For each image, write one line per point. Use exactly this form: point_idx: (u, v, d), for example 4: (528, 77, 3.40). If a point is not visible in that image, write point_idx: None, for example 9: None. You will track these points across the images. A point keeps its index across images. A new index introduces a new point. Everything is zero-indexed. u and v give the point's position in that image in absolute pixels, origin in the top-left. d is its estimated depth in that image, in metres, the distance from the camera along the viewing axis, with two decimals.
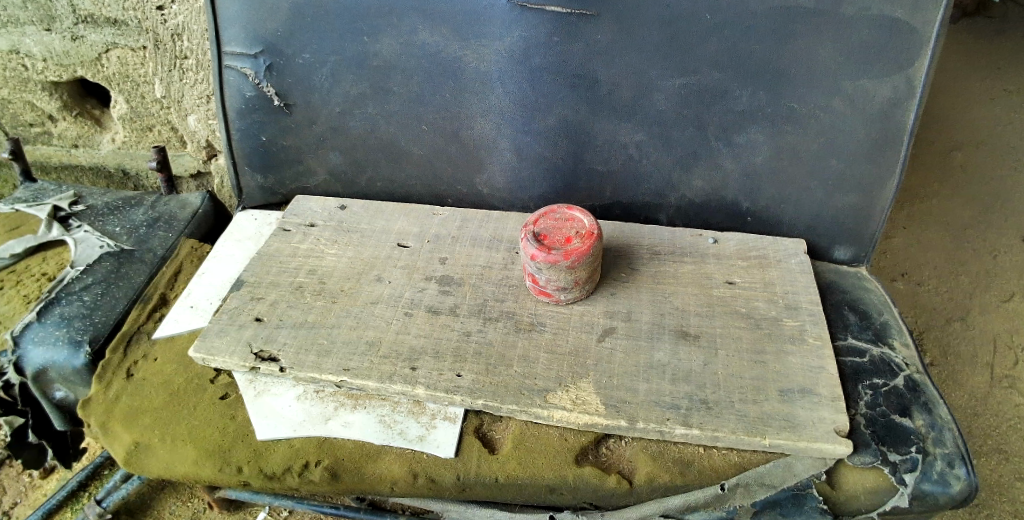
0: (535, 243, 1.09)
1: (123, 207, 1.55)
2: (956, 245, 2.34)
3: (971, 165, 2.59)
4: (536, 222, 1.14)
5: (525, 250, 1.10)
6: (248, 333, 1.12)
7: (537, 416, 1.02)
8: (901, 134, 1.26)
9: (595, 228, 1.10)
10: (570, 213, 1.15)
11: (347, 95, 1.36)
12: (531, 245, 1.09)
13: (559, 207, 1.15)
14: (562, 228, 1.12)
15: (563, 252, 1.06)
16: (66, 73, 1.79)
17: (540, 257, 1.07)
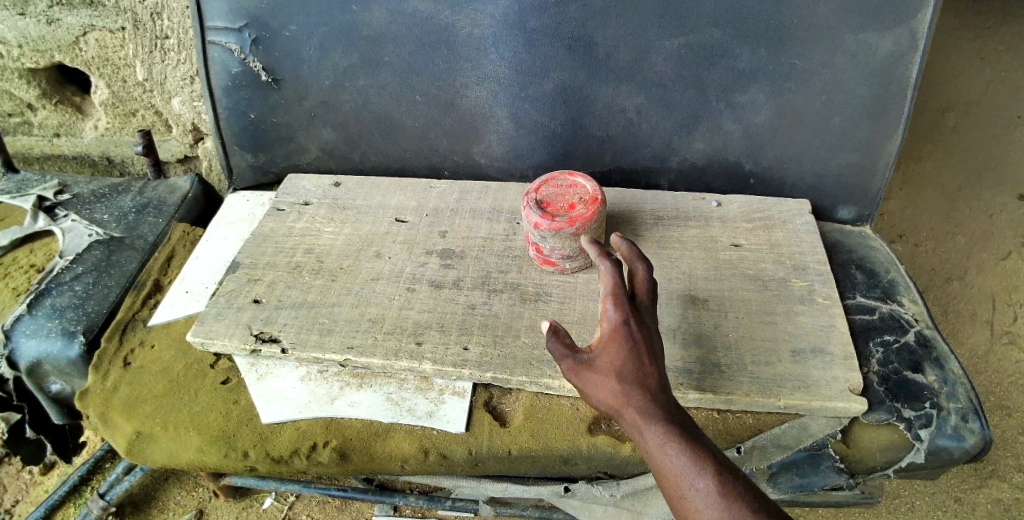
0: (538, 211, 1.06)
1: (110, 194, 1.50)
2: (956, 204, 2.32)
3: None
4: (538, 190, 1.11)
5: (528, 219, 1.07)
6: (247, 316, 1.09)
7: (548, 387, 1.00)
8: (906, 88, 1.23)
9: (599, 194, 1.08)
10: (572, 179, 1.11)
11: (337, 68, 1.32)
12: (534, 213, 1.06)
13: (560, 174, 1.12)
14: (565, 195, 1.09)
15: (568, 219, 1.04)
16: (43, 59, 1.73)
17: (545, 226, 1.04)
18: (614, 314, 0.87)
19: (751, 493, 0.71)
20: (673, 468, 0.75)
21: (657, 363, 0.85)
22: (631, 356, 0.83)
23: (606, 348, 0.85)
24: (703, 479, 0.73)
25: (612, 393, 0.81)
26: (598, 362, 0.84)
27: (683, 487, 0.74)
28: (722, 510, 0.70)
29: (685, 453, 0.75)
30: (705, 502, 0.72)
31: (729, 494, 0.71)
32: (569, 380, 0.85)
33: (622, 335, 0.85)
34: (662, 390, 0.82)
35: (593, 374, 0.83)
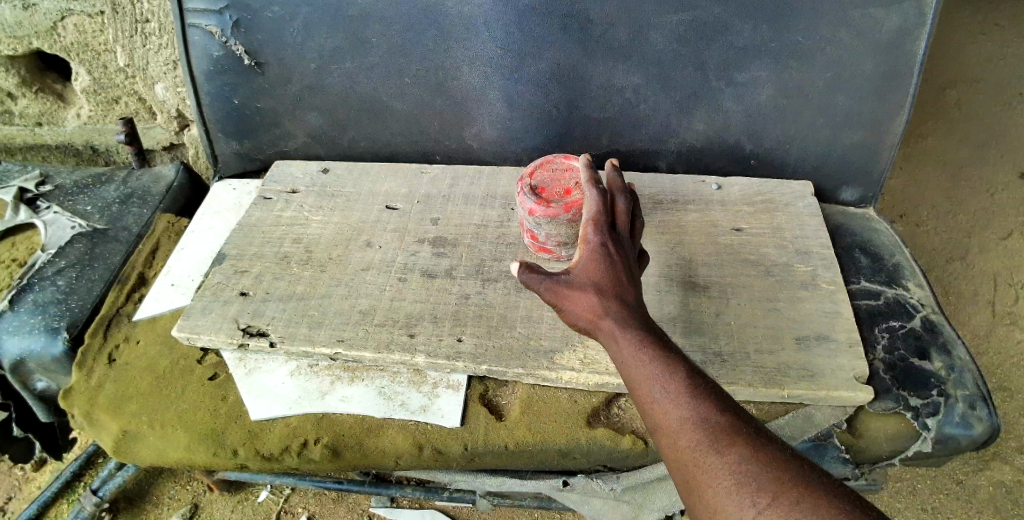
0: (532, 197, 1.02)
1: (93, 185, 1.46)
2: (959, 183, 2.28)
3: None
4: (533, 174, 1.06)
5: (523, 205, 1.03)
6: (234, 309, 1.06)
7: (545, 379, 0.97)
8: (912, 65, 1.19)
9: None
10: (568, 162, 1.07)
11: (323, 51, 1.27)
12: (528, 199, 1.02)
13: (556, 158, 1.08)
14: (561, 179, 1.05)
15: (563, 204, 1.00)
16: (22, 46, 1.67)
17: (539, 212, 1.00)
18: (593, 232, 0.85)
19: (721, 401, 0.71)
20: (645, 376, 0.74)
21: (633, 282, 0.83)
22: (609, 272, 0.82)
23: (583, 264, 0.83)
24: (676, 385, 0.72)
25: (588, 305, 0.80)
26: (575, 277, 0.82)
27: (655, 394, 0.73)
28: (693, 415, 0.70)
29: (658, 362, 0.74)
30: (676, 408, 0.71)
31: (700, 399, 0.71)
32: (544, 295, 0.83)
33: (600, 252, 0.83)
34: (638, 307, 0.81)
35: (570, 289, 0.81)
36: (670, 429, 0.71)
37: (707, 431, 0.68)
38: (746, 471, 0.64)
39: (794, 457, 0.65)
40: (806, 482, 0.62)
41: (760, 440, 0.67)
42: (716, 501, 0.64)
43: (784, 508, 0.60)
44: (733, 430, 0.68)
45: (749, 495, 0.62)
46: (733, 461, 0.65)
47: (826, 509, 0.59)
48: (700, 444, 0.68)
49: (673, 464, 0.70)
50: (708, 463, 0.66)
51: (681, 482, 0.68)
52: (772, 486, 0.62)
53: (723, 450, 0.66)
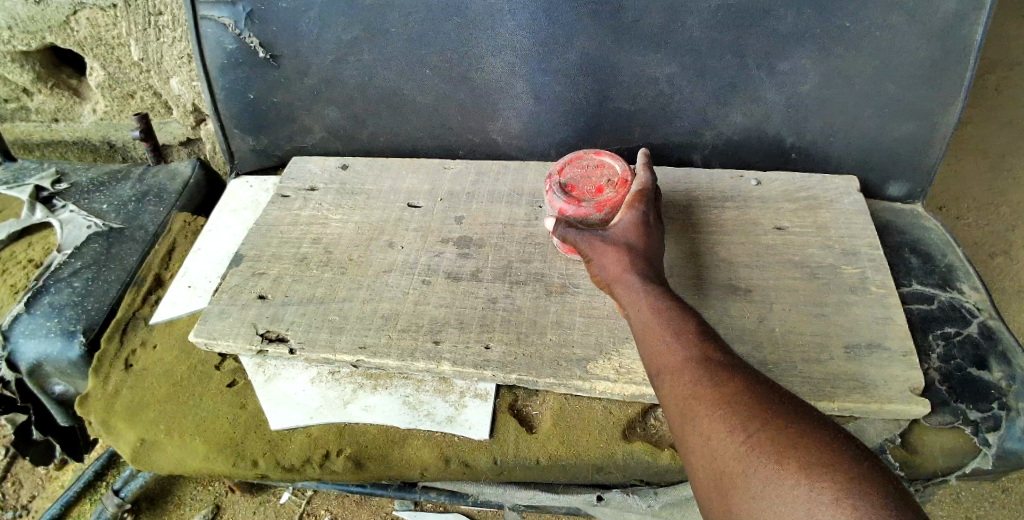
0: (563, 196, 0.98)
1: (109, 182, 1.43)
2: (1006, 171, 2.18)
3: None
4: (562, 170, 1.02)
5: (552, 204, 0.99)
6: (252, 314, 1.02)
7: (578, 389, 0.92)
8: (969, 51, 1.10)
9: (629, 175, 1.00)
10: (598, 158, 1.03)
11: (340, 41, 1.22)
12: (558, 198, 0.97)
13: (586, 154, 1.04)
14: (591, 175, 1.01)
15: (595, 203, 0.96)
16: (35, 40, 1.65)
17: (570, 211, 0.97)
18: (637, 203, 0.95)
19: (727, 351, 0.75)
20: (660, 322, 0.79)
21: (660, 252, 0.91)
22: (641, 237, 0.90)
23: (621, 226, 0.91)
24: (686, 331, 0.77)
25: (615, 258, 0.87)
26: (611, 235, 0.90)
27: (666, 339, 0.77)
28: (697, 355, 0.74)
29: (672, 312, 0.80)
30: (680, 349, 0.75)
31: (708, 344, 0.75)
32: (578, 247, 0.90)
33: (639, 219, 0.92)
34: (658, 270, 0.88)
35: (603, 243, 0.89)
36: (674, 366, 0.74)
37: (710, 367, 0.72)
38: (741, 402, 0.67)
39: (786, 396, 0.68)
40: (793, 415, 0.65)
41: (757, 381, 0.70)
42: (709, 426, 0.66)
43: (771, 432, 0.63)
44: (733, 371, 0.71)
45: (739, 421, 0.65)
46: (729, 394, 0.68)
47: (808, 435, 0.62)
48: (701, 378, 0.71)
49: (672, 400, 0.73)
50: (707, 394, 0.69)
51: (678, 415, 0.71)
52: (762, 415, 0.65)
53: (721, 383, 0.69)
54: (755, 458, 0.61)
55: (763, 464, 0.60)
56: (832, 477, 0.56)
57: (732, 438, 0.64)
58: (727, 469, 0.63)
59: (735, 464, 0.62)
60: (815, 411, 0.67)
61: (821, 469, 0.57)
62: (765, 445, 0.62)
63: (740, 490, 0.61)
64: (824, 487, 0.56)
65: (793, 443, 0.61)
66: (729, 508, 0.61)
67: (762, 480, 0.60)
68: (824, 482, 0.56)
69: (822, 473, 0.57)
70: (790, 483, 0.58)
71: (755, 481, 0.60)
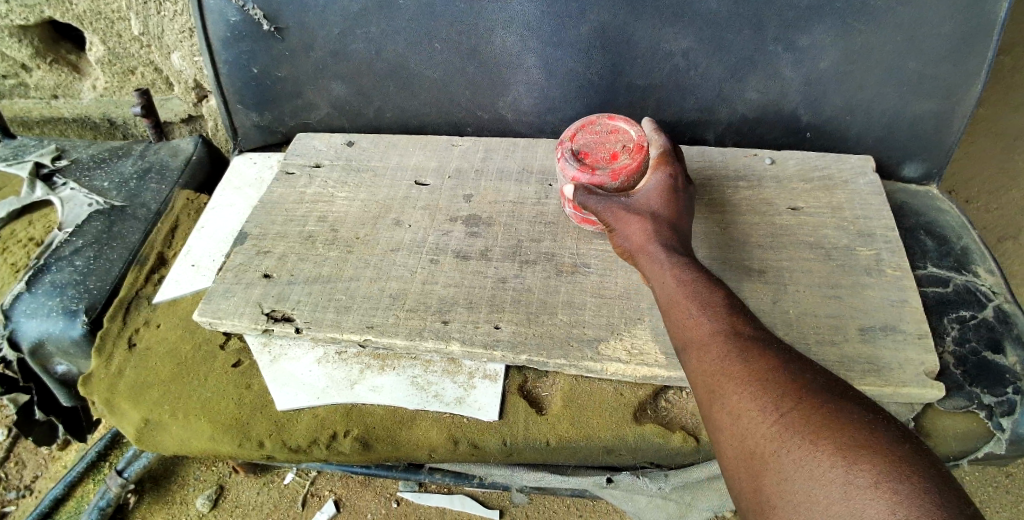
0: (575, 163, 0.94)
1: (110, 159, 1.41)
2: None
3: None
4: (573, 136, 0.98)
5: (564, 172, 0.95)
6: (257, 292, 1.00)
7: (589, 370, 0.90)
8: (993, 27, 1.08)
9: (645, 140, 0.96)
10: (612, 124, 0.99)
11: (346, 13, 1.19)
12: (570, 165, 0.94)
13: (598, 118, 0.99)
14: (605, 141, 0.97)
15: (611, 172, 0.93)
16: (33, 13, 1.62)
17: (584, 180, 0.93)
18: (662, 165, 0.94)
19: (756, 325, 0.76)
20: (687, 295, 0.80)
21: (687, 220, 0.91)
22: (666, 204, 0.90)
23: (645, 194, 0.91)
24: (714, 304, 0.78)
25: (640, 228, 0.88)
26: (634, 202, 0.90)
27: (692, 311, 0.78)
28: (725, 329, 0.75)
29: (698, 284, 0.80)
30: (707, 323, 0.76)
31: (737, 317, 0.76)
32: (599, 215, 0.90)
33: (664, 186, 0.92)
34: (684, 240, 0.89)
35: (628, 213, 0.89)
36: (702, 340, 0.75)
37: (738, 343, 0.72)
38: (772, 379, 0.68)
39: (820, 373, 0.69)
40: (826, 394, 0.65)
41: (789, 357, 0.71)
42: (740, 404, 0.67)
43: (805, 412, 0.63)
44: (763, 346, 0.72)
45: (772, 402, 0.66)
46: (760, 371, 0.69)
47: (843, 415, 0.62)
48: (730, 354, 0.72)
49: (699, 374, 0.74)
50: (737, 371, 0.70)
51: (706, 390, 0.72)
52: (795, 393, 0.66)
53: (751, 359, 0.70)
54: (788, 439, 0.62)
55: (798, 445, 0.61)
56: (870, 461, 0.57)
57: (764, 417, 0.65)
58: (759, 450, 0.64)
59: (768, 445, 0.63)
60: (848, 388, 0.68)
61: (858, 452, 0.58)
62: (799, 426, 0.62)
63: (773, 471, 0.62)
64: (862, 470, 0.57)
65: (829, 424, 0.61)
66: (760, 487, 0.63)
67: (795, 462, 0.61)
68: (862, 466, 0.57)
69: (860, 456, 0.58)
70: (826, 465, 0.59)
71: (788, 462, 0.61)
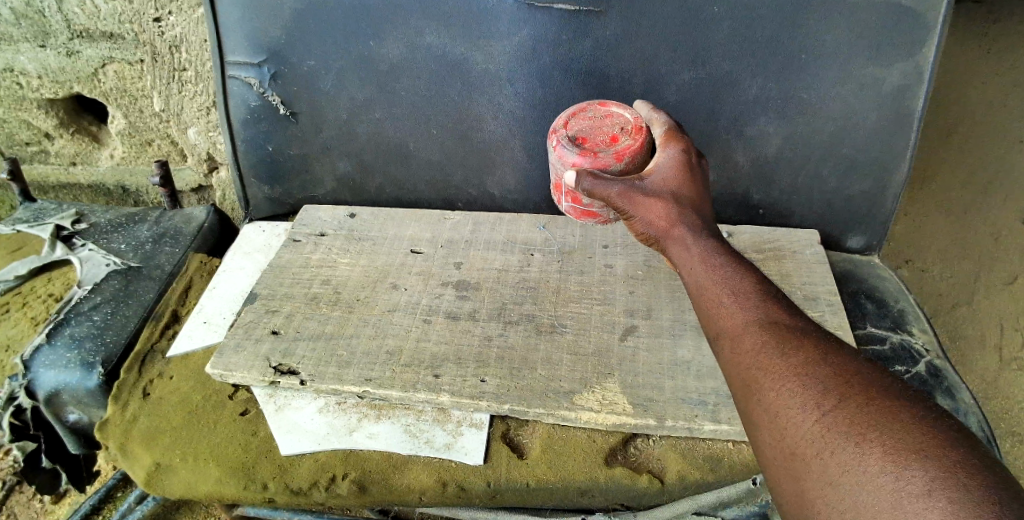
0: (576, 149, 0.99)
1: (127, 223, 1.53)
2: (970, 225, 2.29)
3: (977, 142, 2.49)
4: (568, 123, 1.04)
5: (565, 159, 0.99)
6: (266, 348, 1.10)
7: (564, 419, 1.01)
8: (912, 119, 1.28)
9: (641, 122, 1.03)
10: (605, 112, 1.05)
11: (355, 100, 1.35)
12: (571, 151, 0.98)
13: (590, 107, 1.06)
14: (601, 126, 1.03)
15: (615, 154, 0.97)
16: (63, 90, 1.78)
17: (589, 164, 0.97)
18: (669, 144, 0.97)
19: (791, 313, 0.77)
20: (716, 284, 0.82)
21: (704, 199, 0.93)
22: (681, 187, 0.92)
23: (659, 178, 0.92)
24: (745, 293, 0.80)
25: (662, 212, 0.89)
26: (651, 187, 0.91)
27: (724, 303, 0.80)
28: (759, 320, 0.76)
29: (728, 276, 0.82)
30: (739, 314, 0.78)
31: (771, 309, 0.77)
32: (615, 200, 0.90)
33: (678, 169, 0.93)
34: (707, 219, 0.91)
35: (644, 198, 0.90)
36: (736, 332, 0.77)
37: (775, 334, 0.74)
38: (814, 374, 0.68)
39: (867, 366, 0.69)
40: (875, 388, 0.65)
41: (831, 350, 0.71)
42: (780, 398, 0.68)
43: (849, 410, 0.63)
44: (799, 334, 0.73)
45: (815, 397, 0.66)
46: (800, 364, 0.70)
47: (893, 412, 0.61)
48: (765, 347, 0.73)
49: (735, 367, 0.75)
50: (775, 365, 0.71)
51: (744, 383, 0.74)
52: (840, 390, 0.65)
53: (792, 352, 0.71)
54: (831, 440, 0.62)
55: (843, 447, 0.61)
56: (923, 466, 0.55)
57: (806, 416, 0.65)
58: (801, 451, 0.64)
59: (810, 446, 0.64)
60: (901, 382, 0.66)
61: (910, 455, 0.57)
62: (844, 427, 0.62)
63: (816, 473, 0.62)
64: (915, 476, 0.55)
65: (876, 424, 0.61)
66: (803, 490, 0.63)
67: (841, 463, 0.60)
68: (914, 471, 0.55)
69: (911, 457, 0.57)
70: (872, 469, 0.58)
71: (833, 466, 0.61)
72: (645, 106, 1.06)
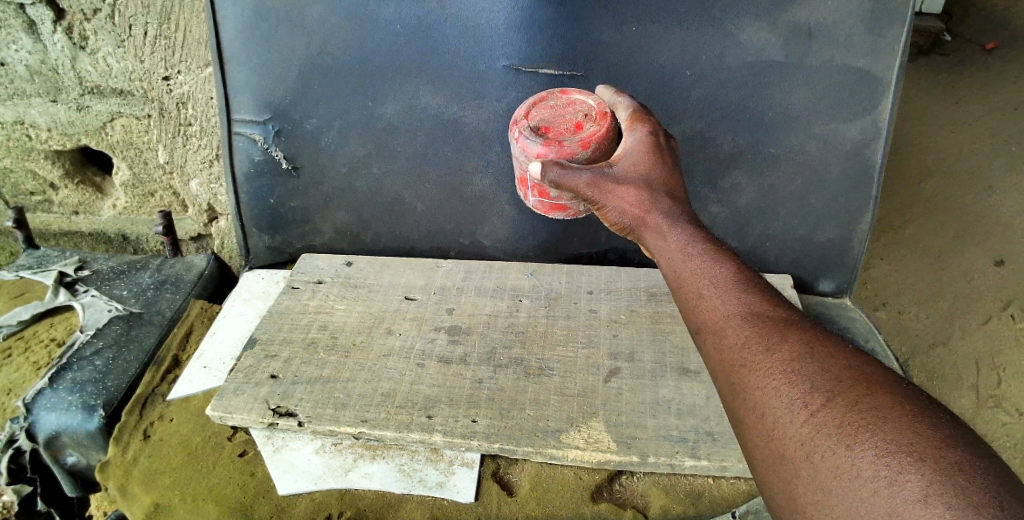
0: (539, 140, 1.02)
1: (129, 271, 1.58)
2: (945, 267, 2.38)
3: (948, 189, 2.61)
4: (530, 114, 1.08)
5: (530, 151, 1.03)
6: (265, 391, 1.15)
7: (551, 457, 1.06)
8: (873, 171, 1.38)
9: (602, 109, 1.06)
10: (566, 102, 1.09)
11: (354, 155, 1.44)
12: (535, 143, 1.02)
13: (551, 98, 1.10)
14: (563, 115, 1.06)
15: (578, 142, 1.01)
16: (70, 142, 1.85)
17: (552, 154, 1.01)
18: (634, 129, 0.99)
19: (776, 307, 0.79)
20: (696, 278, 0.84)
21: (675, 187, 0.95)
22: (655, 178, 0.94)
23: (630, 170, 0.94)
24: (727, 288, 0.82)
25: (635, 199, 0.93)
26: (624, 179, 0.94)
27: (706, 298, 0.82)
28: (742, 316, 0.78)
29: (712, 272, 0.83)
30: (721, 309, 0.80)
31: (755, 304, 0.79)
32: (584, 189, 0.94)
33: (649, 162, 0.95)
34: (682, 206, 0.94)
35: (616, 186, 0.94)
36: (721, 331, 0.78)
37: (759, 328, 0.76)
38: (800, 371, 0.69)
39: (856, 358, 0.69)
40: (864, 384, 0.64)
41: (817, 343, 0.72)
42: (767, 395, 0.69)
43: (838, 409, 0.63)
44: (782, 328, 0.75)
45: (802, 397, 0.66)
46: (786, 359, 0.71)
47: (883, 410, 0.61)
48: (750, 343, 0.75)
49: (720, 364, 0.77)
50: (759, 361, 0.72)
51: (730, 379, 0.75)
52: (830, 389, 0.65)
53: (779, 350, 0.72)
54: (820, 443, 0.62)
55: (833, 449, 0.61)
56: (919, 471, 0.54)
57: (794, 417, 0.65)
58: (791, 454, 0.64)
59: (800, 448, 0.63)
60: (892, 375, 0.67)
61: (904, 458, 0.56)
62: (834, 428, 0.62)
63: (806, 477, 0.62)
64: (910, 482, 0.54)
65: (867, 424, 0.60)
66: (794, 495, 0.63)
67: (832, 468, 0.60)
68: (908, 475, 0.54)
69: (903, 459, 0.56)
70: (862, 471, 0.57)
71: (823, 468, 0.60)
72: (606, 92, 1.10)
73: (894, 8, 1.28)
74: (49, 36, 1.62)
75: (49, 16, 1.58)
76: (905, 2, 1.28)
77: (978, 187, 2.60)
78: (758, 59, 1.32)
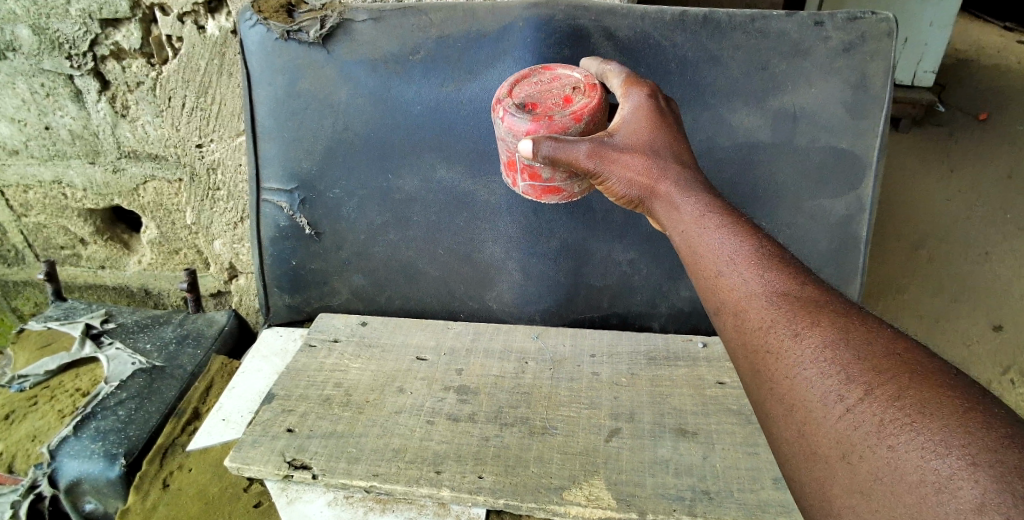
0: (528, 119, 1.11)
1: (153, 325, 1.66)
2: (940, 331, 2.44)
3: (940, 259, 2.70)
4: (514, 93, 1.18)
5: (521, 129, 1.11)
6: (281, 444, 1.21)
7: (555, 513, 1.10)
8: (859, 242, 1.48)
9: (587, 86, 1.16)
10: (550, 83, 1.19)
11: (373, 222, 1.55)
12: (525, 122, 1.11)
13: (537, 79, 1.20)
14: (548, 94, 1.16)
15: (570, 115, 1.10)
16: (103, 201, 1.98)
17: (543, 128, 1.09)
18: (631, 101, 1.09)
19: (804, 287, 0.84)
20: (719, 263, 0.91)
21: (692, 167, 1.03)
22: (665, 158, 1.02)
23: (637, 149, 1.02)
24: (751, 268, 0.88)
25: (647, 177, 1.01)
26: (636, 160, 1.01)
27: (730, 282, 0.88)
28: (771, 301, 0.84)
29: (736, 253, 0.90)
30: (746, 293, 0.86)
31: (782, 286, 0.85)
32: (593, 168, 1.03)
33: (654, 139, 1.03)
34: (696, 177, 1.01)
35: (625, 161, 1.02)
36: (748, 316, 0.85)
37: (787, 314, 0.81)
38: (834, 359, 0.74)
39: (892, 343, 0.74)
40: (903, 377, 0.68)
41: (848, 326, 0.77)
42: (800, 383, 0.76)
43: (874, 406, 0.68)
44: (809, 310, 0.80)
45: (839, 389, 0.72)
46: (815, 345, 0.76)
47: (927, 407, 0.64)
48: (779, 330, 0.81)
49: (750, 350, 0.84)
50: (789, 348, 0.79)
51: (761, 364, 0.82)
52: (867, 382, 0.70)
53: (809, 335, 0.77)
54: (860, 443, 0.68)
55: (873, 450, 0.66)
56: (973, 480, 0.58)
57: (830, 412, 0.72)
58: (828, 452, 0.71)
59: (836, 446, 0.70)
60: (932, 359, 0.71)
61: (959, 467, 0.59)
62: (872, 427, 0.67)
63: (846, 475, 0.68)
64: (962, 489, 0.58)
65: (912, 425, 0.64)
66: (828, 495, 0.70)
67: (873, 470, 0.66)
68: (961, 484, 0.58)
69: (955, 463, 0.59)
70: (907, 476, 0.62)
71: (864, 469, 0.67)
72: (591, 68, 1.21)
73: (869, 97, 1.42)
74: (93, 105, 1.76)
75: (95, 87, 1.73)
76: (880, 93, 1.42)
77: (967, 256, 2.70)
78: (746, 142, 1.45)
